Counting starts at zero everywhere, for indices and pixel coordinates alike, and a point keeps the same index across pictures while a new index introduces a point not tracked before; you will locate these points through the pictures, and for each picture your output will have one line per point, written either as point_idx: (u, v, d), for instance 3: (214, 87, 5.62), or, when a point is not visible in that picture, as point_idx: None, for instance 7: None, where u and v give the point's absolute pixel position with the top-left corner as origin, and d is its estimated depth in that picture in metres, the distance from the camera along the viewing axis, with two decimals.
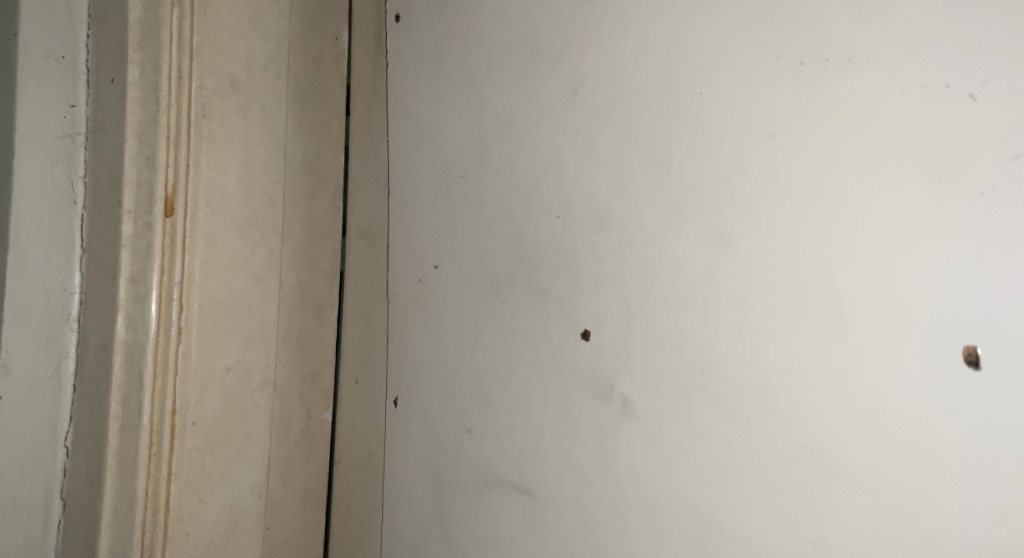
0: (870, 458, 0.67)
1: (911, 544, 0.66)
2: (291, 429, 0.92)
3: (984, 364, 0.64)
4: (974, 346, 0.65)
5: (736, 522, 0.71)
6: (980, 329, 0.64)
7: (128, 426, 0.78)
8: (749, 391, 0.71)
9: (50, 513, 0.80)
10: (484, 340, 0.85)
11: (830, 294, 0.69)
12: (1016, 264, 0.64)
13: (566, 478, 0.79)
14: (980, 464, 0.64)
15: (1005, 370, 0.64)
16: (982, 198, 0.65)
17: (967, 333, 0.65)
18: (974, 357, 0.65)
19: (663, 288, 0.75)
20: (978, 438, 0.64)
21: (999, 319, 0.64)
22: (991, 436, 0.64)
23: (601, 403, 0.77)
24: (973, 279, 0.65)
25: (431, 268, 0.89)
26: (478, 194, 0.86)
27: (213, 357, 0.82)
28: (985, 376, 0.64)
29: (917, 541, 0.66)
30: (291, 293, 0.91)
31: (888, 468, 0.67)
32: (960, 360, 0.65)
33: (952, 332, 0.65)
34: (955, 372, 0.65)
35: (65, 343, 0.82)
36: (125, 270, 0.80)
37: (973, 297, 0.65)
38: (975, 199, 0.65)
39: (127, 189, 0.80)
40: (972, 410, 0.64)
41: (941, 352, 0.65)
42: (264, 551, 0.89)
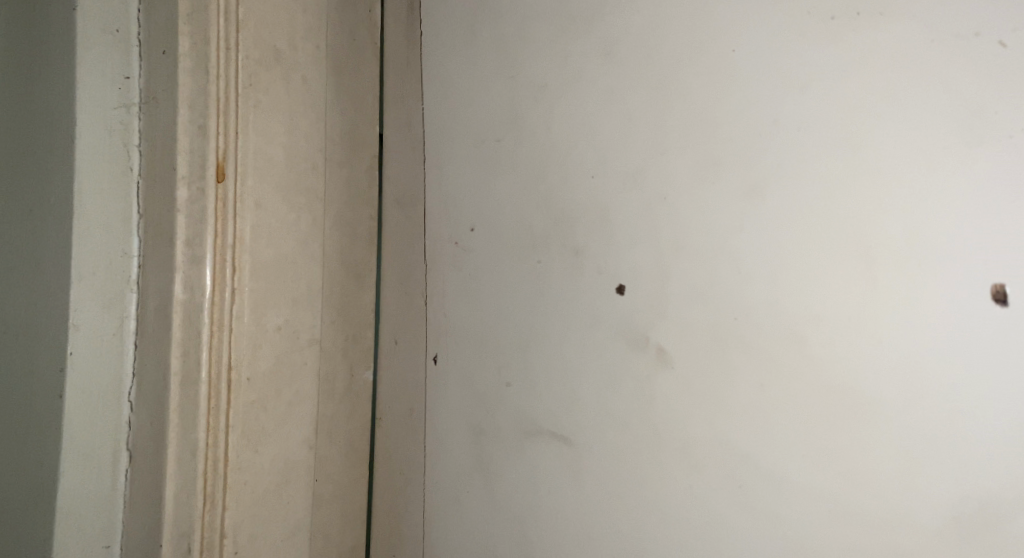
0: (899, 397, 0.70)
1: (940, 476, 0.69)
2: (335, 387, 0.96)
3: (1010, 301, 0.68)
4: (1001, 284, 0.68)
5: (768, 461, 0.74)
6: (1007, 267, 0.68)
7: (189, 380, 0.83)
8: (782, 336, 0.74)
9: (119, 462, 0.85)
10: (520, 298, 0.88)
11: (861, 240, 0.72)
12: None
13: (602, 425, 0.82)
14: (1007, 394, 0.68)
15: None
16: (1011, 140, 0.68)
17: (993, 272, 0.68)
18: (1001, 295, 0.68)
19: (699, 241, 0.77)
20: (1005, 371, 0.68)
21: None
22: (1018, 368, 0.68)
23: (636, 352, 0.80)
24: (1000, 220, 0.68)
25: (468, 231, 0.93)
26: (513, 156, 0.89)
27: (265, 316, 0.87)
28: (1013, 311, 0.68)
29: (946, 472, 0.69)
30: (332, 257, 0.95)
31: (918, 405, 0.70)
32: (988, 298, 0.68)
33: (979, 271, 0.69)
34: (983, 309, 0.68)
35: (126, 304, 0.86)
36: (182, 233, 0.84)
37: (999, 237, 0.68)
38: (1004, 143, 0.68)
39: (181, 156, 0.84)
40: (999, 343, 0.68)
41: (970, 290, 0.69)
42: (314, 502, 0.93)
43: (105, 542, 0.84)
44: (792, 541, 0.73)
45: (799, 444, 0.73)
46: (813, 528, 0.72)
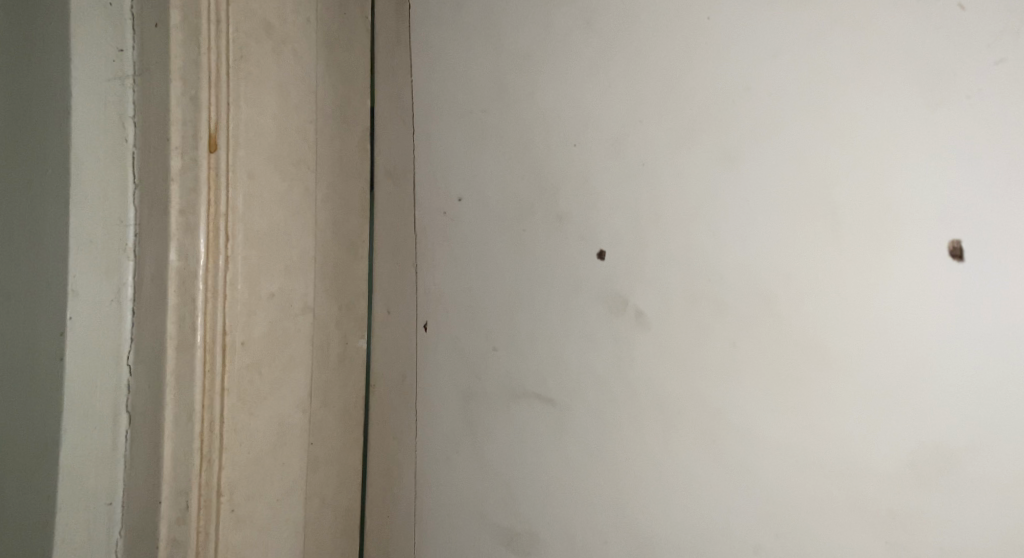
0: (862, 351, 0.73)
1: (901, 426, 0.72)
2: (329, 354, 0.99)
3: (967, 257, 0.71)
4: (958, 241, 0.71)
5: (740, 416, 0.77)
6: (964, 225, 0.71)
7: (184, 344, 0.86)
8: (754, 296, 0.76)
9: (118, 423, 0.88)
10: (506, 264, 0.91)
11: (830, 202, 0.74)
12: (995, 162, 0.71)
13: (584, 385, 0.85)
14: (963, 345, 0.71)
15: (986, 263, 0.71)
16: (970, 100, 0.71)
17: (950, 230, 0.71)
18: (958, 251, 0.71)
19: (676, 206, 0.80)
20: (962, 323, 0.71)
21: (982, 213, 0.71)
22: (972, 321, 0.71)
23: (616, 315, 0.83)
24: (958, 180, 0.71)
25: (456, 201, 0.95)
26: (499, 126, 0.91)
27: (259, 283, 0.89)
28: (968, 266, 0.71)
29: (907, 421, 0.72)
30: (324, 228, 0.98)
31: (881, 359, 0.73)
32: (945, 254, 0.72)
33: (938, 228, 0.72)
34: (941, 264, 0.72)
35: (123, 271, 0.89)
36: (176, 202, 0.86)
37: (957, 195, 0.71)
38: (964, 102, 0.71)
39: (175, 127, 0.86)
40: (956, 297, 0.71)
41: (928, 247, 0.72)
42: (308, 465, 0.96)
43: (108, 499, 0.87)
44: (761, 493, 0.76)
45: (767, 400, 0.76)
46: (783, 481, 0.75)
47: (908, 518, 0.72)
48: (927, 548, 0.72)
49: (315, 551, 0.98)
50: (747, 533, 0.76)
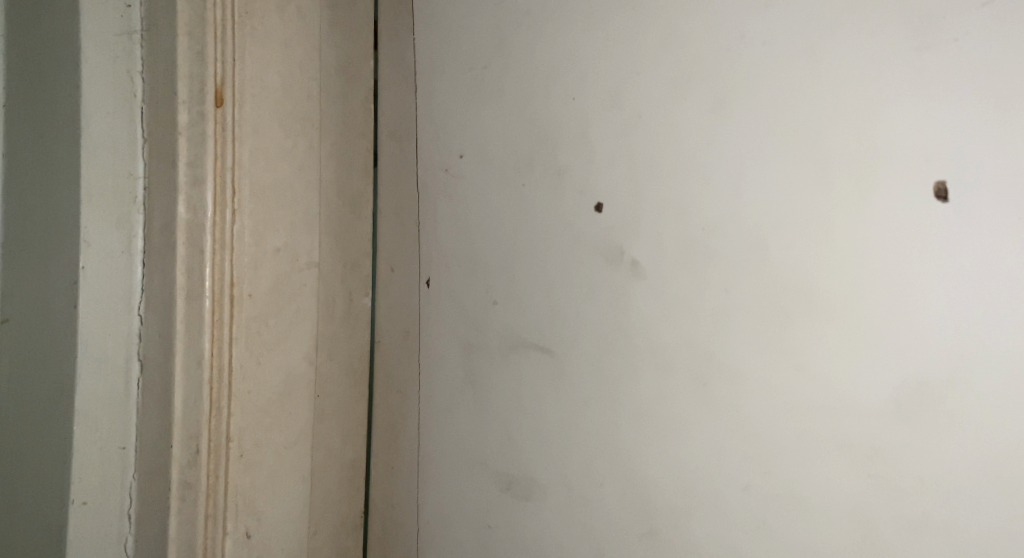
0: (852, 294, 0.75)
1: (887, 367, 0.74)
2: (334, 310, 1.02)
3: (951, 197, 0.72)
4: (943, 182, 0.72)
5: (731, 360, 0.79)
6: (950, 167, 0.72)
7: (194, 294, 0.88)
8: (747, 240, 0.78)
9: (130, 371, 0.91)
10: (506, 218, 0.93)
11: (822, 149, 0.76)
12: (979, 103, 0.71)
13: (581, 335, 0.87)
14: (946, 285, 0.72)
15: (971, 203, 0.71)
16: (958, 42, 0.71)
17: (936, 171, 0.72)
18: (943, 191, 0.72)
19: (671, 157, 0.81)
20: (948, 263, 0.72)
21: (969, 153, 0.71)
22: (954, 261, 0.72)
23: (613, 266, 0.85)
24: (944, 122, 0.72)
25: (457, 157, 0.97)
26: (499, 83, 0.93)
27: (265, 238, 0.92)
28: (952, 206, 0.72)
29: (891, 361, 0.73)
30: (328, 185, 1.00)
31: (865, 299, 0.74)
32: (931, 195, 0.72)
33: (925, 172, 0.73)
34: (926, 206, 0.73)
35: (133, 224, 0.91)
36: (184, 156, 0.88)
37: (942, 138, 0.72)
38: (951, 46, 0.72)
39: (182, 82, 0.88)
40: (944, 238, 0.72)
41: (914, 190, 0.73)
42: (315, 415, 0.99)
43: (121, 443, 0.90)
44: (752, 435, 0.78)
45: (754, 340, 0.78)
46: (773, 422, 0.77)
47: (891, 452, 0.74)
48: (911, 483, 0.73)
49: (322, 498, 1.01)
50: (735, 471, 0.79)
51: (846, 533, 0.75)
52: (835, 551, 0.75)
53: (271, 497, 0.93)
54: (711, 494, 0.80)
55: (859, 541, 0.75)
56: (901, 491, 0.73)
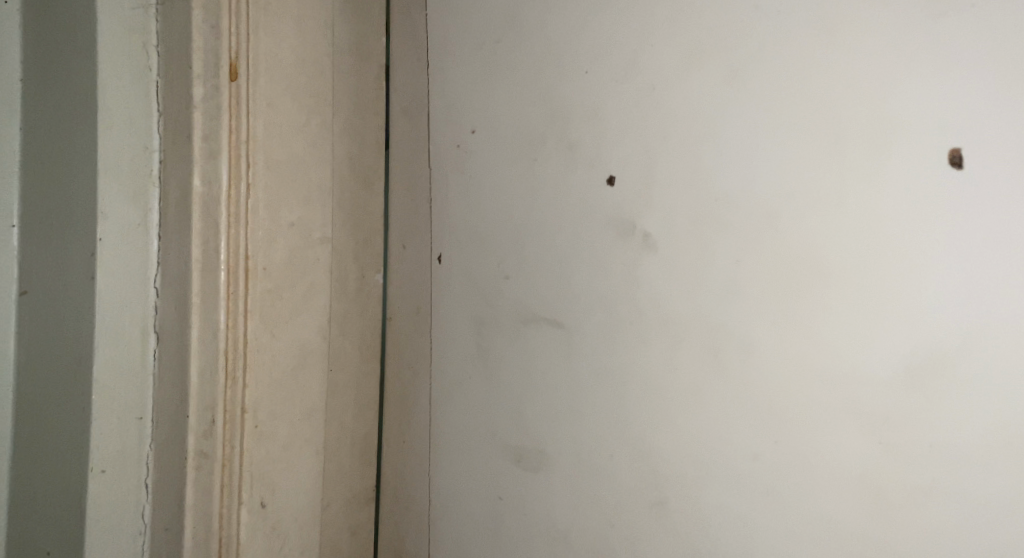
0: (862, 263, 0.75)
1: (897, 334, 0.74)
2: (347, 286, 1.02)
3: (966, 163, 0.72)
4: (958, 148, 0.73)
5: (740, 330, 0.79)
6: (965, 133, 0.72)
7: (209, 267, 0.89)
8: (758, 211, 0.78)
9: (147, 342, 0.92)
10: (518, 192, 0.93)
11: (834, 118, 0.76)
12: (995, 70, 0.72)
13: (591, 308, 0.88)
14: (958, 251, 0.73)
15: (985, 170, 0.72)
16: (973, 9, 0.72)
17: (951, 138, 0.73)
18: (957, 158, 0.73)
19: (683, 128, 0.82)
20: (960, 230, 0.73)
21: (984, 120, 0.72)
22: (967, 227, 0.73)
23: (624, 239, 0.85)
24: (959, 89, 0.73)
25: (469, 133, 0.97)
26: (511, 57, 0.93)
27: (279, 212, 0.92)
28: (968, 172, 0.72)
29: (903, 328, 0.74)
30: (341, 161, 1.01)
31: (875, 267, 0.75)
32: (945, 161, 0.73)
33: (940, 138, 0.73)
34: (941, 173, 0.73)
35: (149, 197, 0.92)
36: (199, 129, 0.89)
37: (957, 104, 0.73)
38: (967, 13, 0.72)
39: (196, 56, 0.89)
40: (957, 204, 0.73)
41: (928, 157, 0.73)
42: (328, 389, 1.00)
43: (139, 414, 0.92)
44: (762, 405, 0.79)
45: (766, 309, 0.78)
46: (783, 391, 0.78)
47: (897, 420, 0.74)
48: (921, 449, 0.74)
49: (335, 471, 1.02)
50: (745, 440, 0.79)
51: (855, 500, 0.76)
52: (843, 517, 0.76)
53: (285, 468, 0.95)
54: (720, 463, 0.81)
55: (868, 507, 0.75)
56: (912, 456, 0.74)
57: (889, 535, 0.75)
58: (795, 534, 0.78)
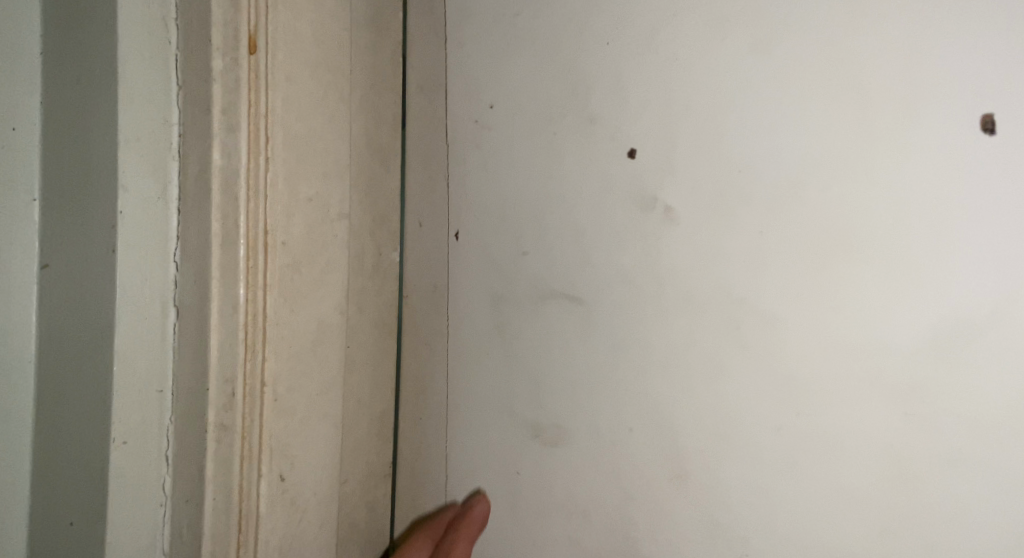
0: (892, 229, 0.81)
1: (922, 292, 0.81)
2: (364, 263, 1.02)
3: (998, 130, 0.79)
4: (991, 115, 0.79)
5: (763, 299, 0.84)
6: (990, 103, 0.79)
7: (229, 240, 0.89)
8: (786, 187, 0.83)
9: (167, 316, 0.93)
10: (538, 167, 0.92)
11: (863, 89, 0.81)
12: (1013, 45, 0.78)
13: (612, 281, 0.89)
14: (980, 215, 0.79)
15: (1012, 136, 0.78)
16: None
17: (985, 105, 0.79)
18: (990, 124, 0.79)
19: (705, 100, 0.85)
20: (982, 196, 0.79)
21: (1002, 91, 0.79)
22: (989, 192, 0.79)
23: (645, 212, 0.87)
24: (978, 62, 0.79)
25: (488, 108, 0.94)
26: (532, 29, 0.92)
27: (298, 186, 0.92)
28: (1000, 138, 0.79)
29: (926, 289, 0.80)
30: (358, 136, 1.00)
31: (904, 233, 0.81)
32: (978, 129, 0.79)
33: (971, 105, 0.79)
34: (973, 139, 0.79)
35: (168, 170, 0.92)
36: (218, 103, 0.89)
37: (976, 77, 0.79)
38: None
39: (215, 27, 0.88)
40: (984, 169, 0.79)
41: (957, 124, 0.79)
42: (346, 364, 1.01)
43: (159, 386, 0.92)
44: (784, 370, 0.84)
45: (797, 283, 0.83)
46: (805, 357, 0.83)
47: (929, 390, 0.81)
48: (939, 416, 0.81)
49: (352, 447, 1.02)
50: (770, 412, 0.84)
51: (879, 468, 0.82)
52: (863, 486, 0.82)
53: (304, 442, 0.95)
54: (743, 432, 0.85)
55: (892, 474, 0.82)
56: (935, 422, 0.81)
57: (909, 501, 0.82)
58: (822, 505, 0.83)
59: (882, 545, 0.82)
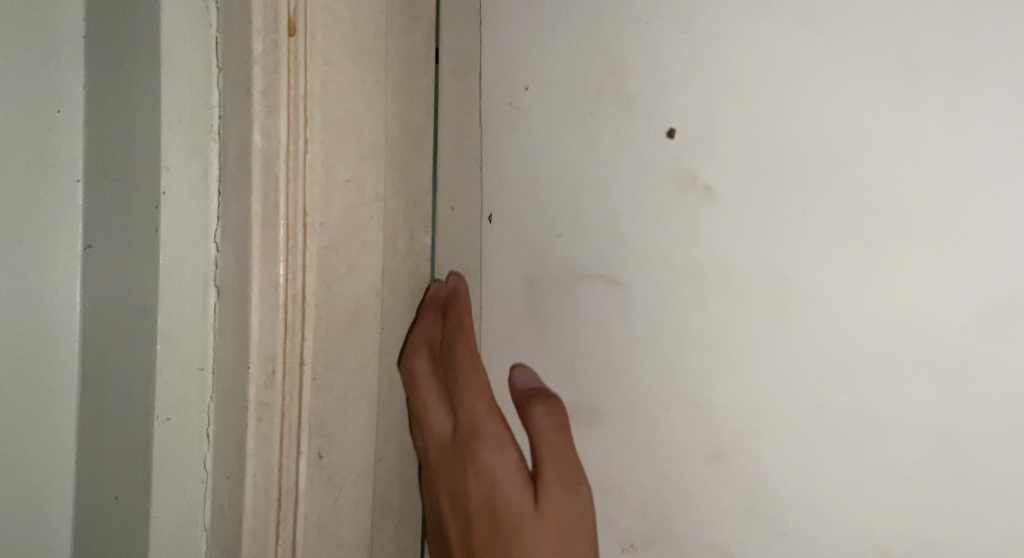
0: (942, 209, 0.80)
1: (974, 271, 0.80)
2: (398, 246, 1.03)
3: None
4: None
5: (804, 278, 0.85)
6: None
7: (269, 221, 0.90)
8: (828, 165, 0.83)
9: (208, 296, 0.94)
10: (573, 149, 0.94)
11: (911, 65, 0.80)
12: None
13: (648, 263, 0.91)
14: None
15: None
16: None
17: None
18: None
19: (746, 80, 0.85)
20: None
21: None
22: None
23: (684, 193, 0.88)
24: None
25: (522, 90, 0.97)
26: (569, 12, 0.94)
27: (335, 168, 0.93)
28: None
29: (980, 267, 0.79)
30: (393, 119, 1.01)
31: (955, 213, 0.80)
32: None
33: None
34: None
35: (209, 153, 0.93)
36: (259, 85, 0.89)
37: None
38: None
39: (256, 10, 0.89)
40: None
41: (1015, 99, 0.78)
42: (381, 346, 1.02)
43: (200, 365, 0.94)
44: (825, 351, 0.85)
45: (839, 261, 0.83)
46: (849, 337, 0.84)
47: (973, 367, 0.80)
48: (992, 393, 0.80)
49: (387, 427, 1.04)
50: (810, 392, 0.86)
51: (919, 445, 0.83)
52: (908, 460, 0.83)
53: (341, 421, 0.96)
54: (782, 411, 0.87)
55: (933, 452, 0.82)
56: (981, 400, 0.80)
57: (950, 478, 0.82)
58: (861, 484, 0.85)
59: (922, 521, 0.84)
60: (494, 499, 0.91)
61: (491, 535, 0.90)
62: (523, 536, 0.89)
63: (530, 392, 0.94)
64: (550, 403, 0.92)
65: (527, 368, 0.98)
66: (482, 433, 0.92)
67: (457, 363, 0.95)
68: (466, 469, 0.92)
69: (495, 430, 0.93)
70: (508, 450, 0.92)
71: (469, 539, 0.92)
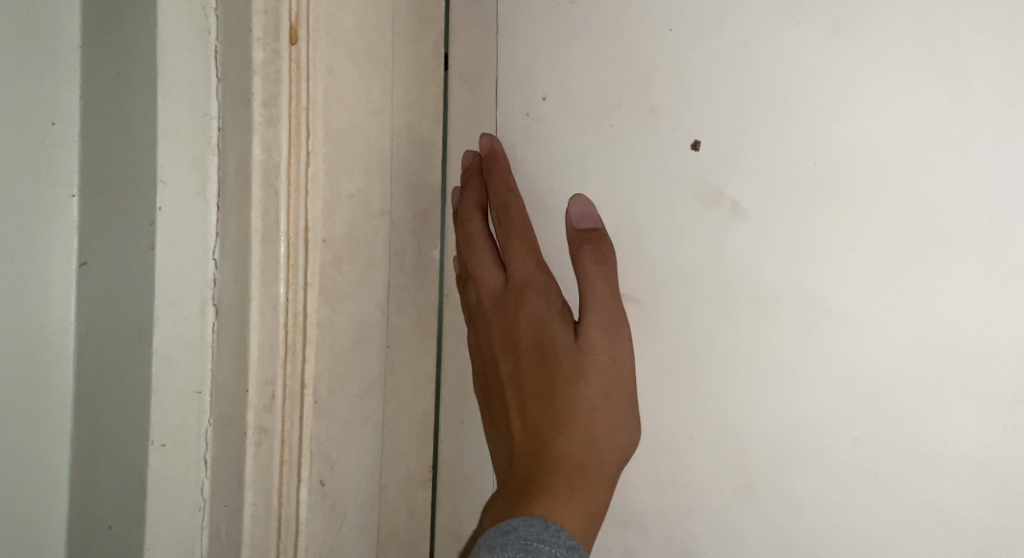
0: (993, 227, 0.74)
1: None
2: (405, 262, 0.99)
3: None
4: None
5: (838, 300, 0.79)
6: None
7: (270, 237, 0.85)
8: (865, 178, 0.78)
9: (206, 314, 0.90)
10: (589, 162, 0.89)
11: (959, 71, 0.74)
12: None
13: (669, 279, 0.87)
14: None
15: None
16: None
17: None
18: None
19: (777, 89, 0.80)
20: None
21: None
22: None
23: (709, 208, 0.83)
24: None
25: (539, 100, 0.93)
26: (587, 19, 0.89)
27: (339, 182, 0.88)
28: None
29: None
30: (400, 129, 0.96)
31: (1010, 230, 0.73)
32: None
33: None
34: None
35: (207, 165, 0.89)
36: (259, 93, 0.84)
37: None
38: None
39: (257, 17, 0.84)
40: None
41: None
42: (388, 367, 0.98)
43: (198, 387, 0.90)
44: (860, 377, 0.79)
45: (878, 281, 0.78)
46: (888, 363, 0.78)
47: None
48: None
49: (394, 450, 1.00)
50: (844, 421, 0.80)
51: (968, 481, 0.76)
52: (954, 495, 0.77)
53: (344, 446, 0.92)
54: (814, 442, 0.82)
55: (986, 490, 0.76)
56: None
57: (1005, 518, 0.76)
58: (901, 521, 0.79)
59: None
60: (541, 338, 0.97)
61: (536, 368, 0.97)
62: (567, 371, 0.94)
63: (580, 235, 0.89)
64: (599, 251, 0.88)
65: (586, 203, 0.90)
66: (531, 283, 0.96)
67: (505, 218, 0.96)
68: (514, 312, 0.97)
69: (542, 279, 0.95)
70: (553, 298, 0.95)
71: (515, 374, 0.98)
